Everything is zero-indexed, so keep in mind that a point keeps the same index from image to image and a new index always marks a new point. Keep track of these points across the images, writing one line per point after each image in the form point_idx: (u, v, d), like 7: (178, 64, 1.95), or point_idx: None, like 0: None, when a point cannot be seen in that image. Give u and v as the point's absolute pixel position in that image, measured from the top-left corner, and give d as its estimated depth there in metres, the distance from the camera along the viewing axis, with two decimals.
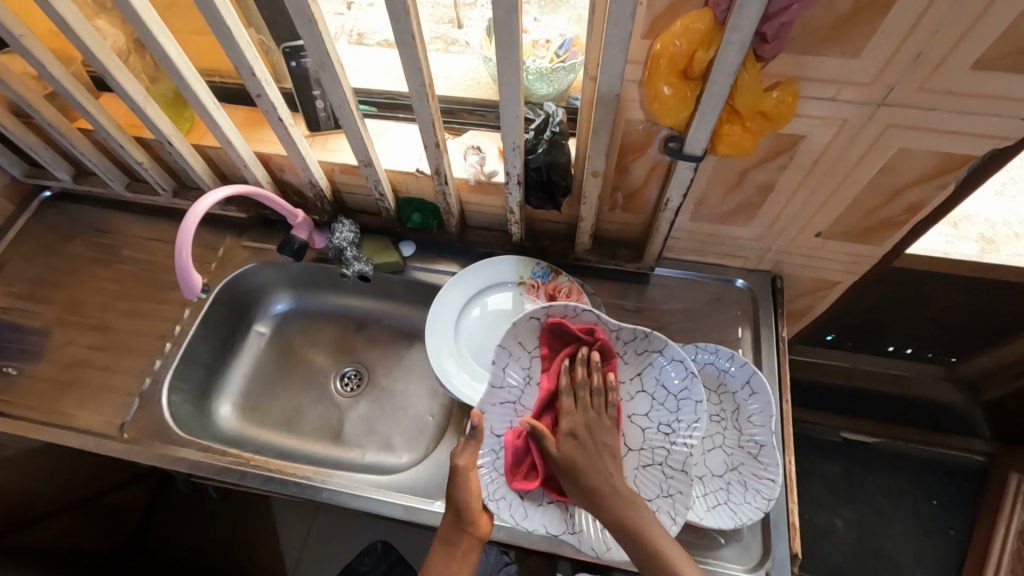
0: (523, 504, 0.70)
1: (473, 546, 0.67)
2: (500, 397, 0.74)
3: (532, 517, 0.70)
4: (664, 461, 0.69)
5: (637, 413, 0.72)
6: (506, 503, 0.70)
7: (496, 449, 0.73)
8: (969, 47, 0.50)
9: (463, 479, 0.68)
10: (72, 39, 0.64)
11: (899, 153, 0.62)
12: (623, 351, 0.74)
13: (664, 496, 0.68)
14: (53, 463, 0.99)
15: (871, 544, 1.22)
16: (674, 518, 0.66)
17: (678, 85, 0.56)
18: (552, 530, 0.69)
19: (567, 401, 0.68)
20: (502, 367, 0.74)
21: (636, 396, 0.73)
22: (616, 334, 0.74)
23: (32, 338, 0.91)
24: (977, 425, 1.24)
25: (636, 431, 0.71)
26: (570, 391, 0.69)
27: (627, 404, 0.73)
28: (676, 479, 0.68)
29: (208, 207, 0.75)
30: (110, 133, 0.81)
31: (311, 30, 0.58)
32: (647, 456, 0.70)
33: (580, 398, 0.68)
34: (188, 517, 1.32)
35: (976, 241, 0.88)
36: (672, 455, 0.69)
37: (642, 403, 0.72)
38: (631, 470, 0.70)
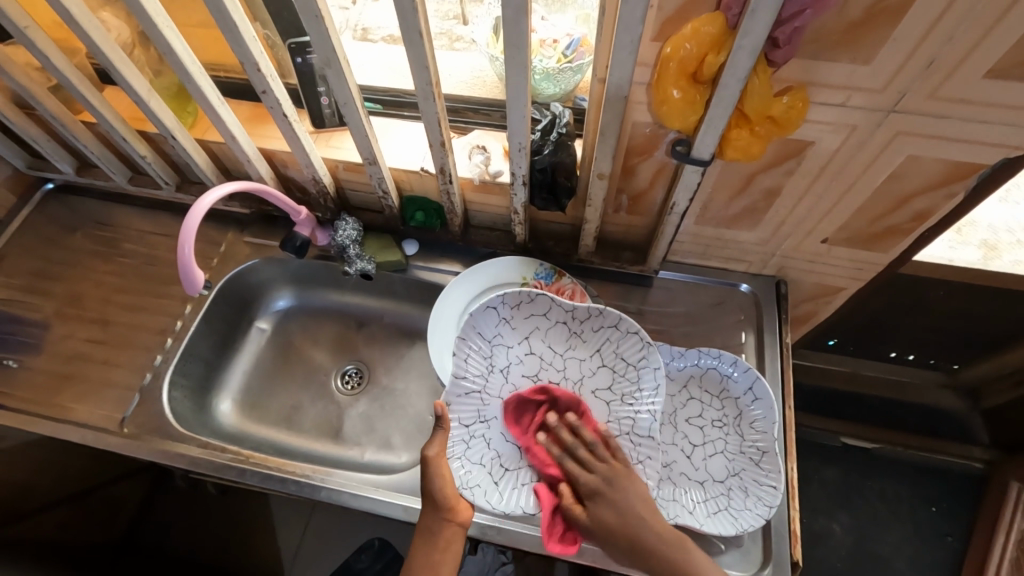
0: (498, 489, 0.71)
1: (456, 534, 0.66)
2: (464, 388, 0.74)
3: (509, 500, 0.70)
4: (631, 430, 0.70)
5: (600, 387, 0.73)
6: (481, 490, 0.71)
7: (465, 439, 0.73)
8: (983, 55, 0.49)
9: (435, 470, 0.68)
10: (77, 31, 0.64)
11: (907, 161, 0.62)
12: (580, 330, 0.74)
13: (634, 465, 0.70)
14: (51, 456, 0.99)
15: (868, 549, 1.22)
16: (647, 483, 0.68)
17: (687, 88, 0.56)
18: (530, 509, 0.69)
19: (572, 464, 0.68)
20: (464, 358, 0.75)
21: (598, 371, 0.74)
22: (570, 314, 0.74)
23: (33, 331, 0.90)
24: (976, 432, 1.24)
25: (600, 404, 0.73)
26: (568, 453, 0.69)
27: (589, 380, 0.74)
28: (643, 445, 0.69)
29: (210, 203, 0.74)
30: (113, 127, 0.80)
31: (318, 26, 0.58)
32: (614, 429, 0.71)
33: (585, 457, 0.68)
34: (185, 512, 1.31)
35: (979, 247, 0.87)
36: (637, 425, 0.70)
37: (603, 377, 0.73)
38: None
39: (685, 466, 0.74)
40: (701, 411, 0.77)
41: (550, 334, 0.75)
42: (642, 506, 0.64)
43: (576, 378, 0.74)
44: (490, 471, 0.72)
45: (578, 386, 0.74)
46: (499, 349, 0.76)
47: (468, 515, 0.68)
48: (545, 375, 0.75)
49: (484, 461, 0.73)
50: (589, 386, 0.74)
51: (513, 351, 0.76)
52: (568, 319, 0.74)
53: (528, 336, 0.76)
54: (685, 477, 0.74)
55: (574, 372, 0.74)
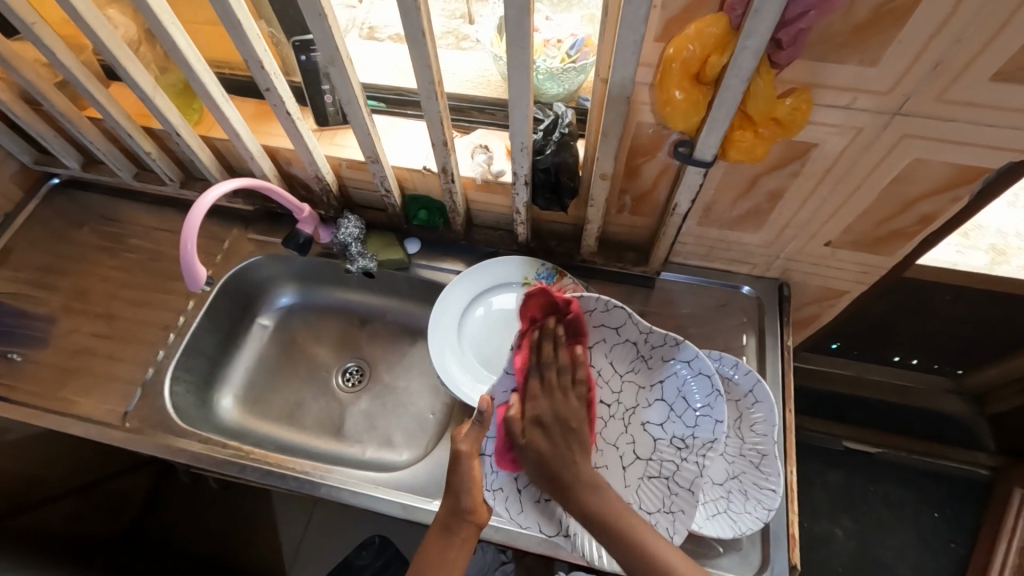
0: (519, 500, 0.70)
1: (472, 535, 0.65)
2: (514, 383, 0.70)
3: (528, 513, 0.70)
4: (672, 476, 0.66)
5: (653, 421, 0.69)
6: (502, 496, 0.70)
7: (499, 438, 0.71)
8: (991, 57, 0.49)
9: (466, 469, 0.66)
10: (83, 28, 0.64)
11: (913, 164, 0.61)
12: (648, 355, 0.69)
13: (665, 511, 0.66)
14: (56, 448, 1.00)
15: (870, 554, 1.21)
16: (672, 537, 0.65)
17: (690, 89, 0.55)
18: (547, 527, 0.69)
19: (536, 382, 0.67)
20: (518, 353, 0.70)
21: (656, 404, 0.69)
22: (644, 336, 0.68)
23: (39, 324, 0.91)
24: (983, 438, 1.23)
25: (648, 439, 0.68)
26: (539, 370, 0.68)
27: (643, 411, 0.69)
28: (681, 496, 0.65)
29: (213, 200, 0.74)
30: (119, 123, 0.81)
31: (321, 24, 0.58)
32: (655, 468, 0.67)
33: (550, 380, 0.67)
34: (189, 507, 1.32)
35: (986, 251, 0.87)
36: (681, 473, 0.66)
37: (660, 412, 0.68)
38: (635, 479, 0.68)
39: None
40: None
41: (615, 351, 0.70)
42: (579, 447, 0.65)
43: (629, 406, 0.70)
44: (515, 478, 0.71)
45: (629, 416, 0.70)
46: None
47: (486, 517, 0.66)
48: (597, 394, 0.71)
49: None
50: (640, 417, 0.69)
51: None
52: (639, 341, 0.68)
53: (590, 348, 0.71)
54: None
55: (630, 398, 0.70)
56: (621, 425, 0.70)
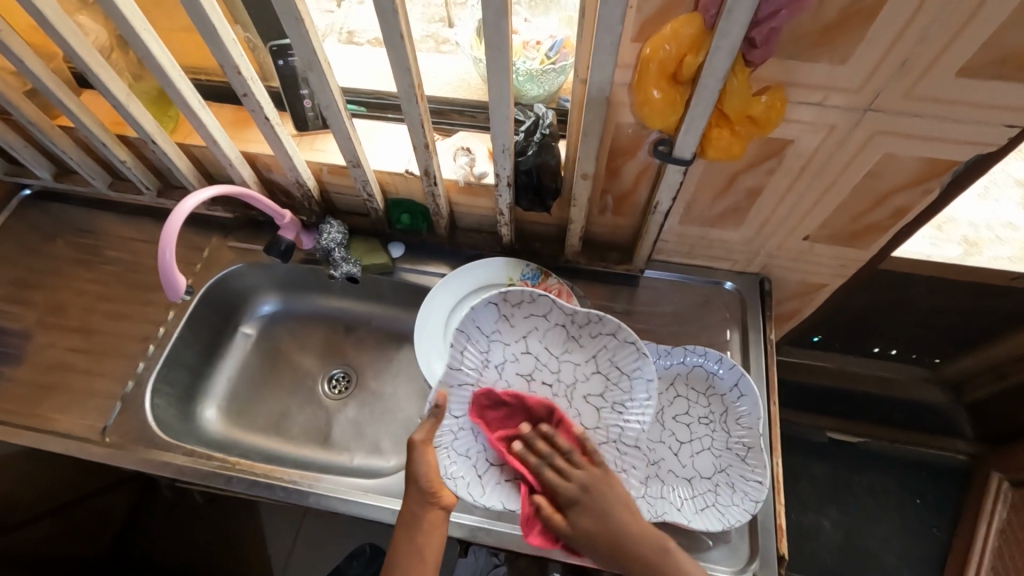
0: (482, 482, 0.71)
1: (440, 520, 0.67)
2: (459, 380, 0.73)
3: (491, 493, 0.70)
4: (618, 438, 0.73)
5: (592, 393, 0.73)
6: (464, 482, 0.70)
7: (454, 430, 0.73)
8: (956, 53, 0.50)
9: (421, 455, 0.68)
10: (52, 34, 0.63)
11: (885, 159, 0.63)
12: (579, 334, 0.73)
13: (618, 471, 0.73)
14: (32, 467, 0.97)
15: (857, 544, 1.23)
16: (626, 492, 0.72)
17: (667, 89, 0.56)
18: (510, 503, 0.70)
19: (551, 473, 0.67)
20: (461, 350, 0.73)
21: (591, 377, 0.74)
22: (570, 317, 0.73)
23: (13, 340, 0.89)
24: (961, 426, 1.26)
25: (591, 410, 0.73)
26: (547, 461, 0.68)
27: (582, 386, 0.74)
28: (630, 455, 0.72)
29: (192, 207, 0.73)
30: (92, 131, 0.79)
31: (298, 29, 0.57)
32: (602, 435, 0.73)
33: (563, 465, 0.67)
34: (173, 523, 1.29)
35: (960, 243, 0.89)
36: (625, 434, 0.72)
37: (597, 384, 0.73)
38: None
39: (672, 463, 0.75)
40: (689, 408, 0.77)
41: (549, 335, 0.74)
42: (622, 508, 0.65)
43: (568, 383, 0.74)
44: (476, 464, 0.72)
45: (569, 391, 0.74)
46: (494, 345, 0.74)
47: (452, 500, 0.68)
48: (538, 377, 0.74)
49: (470, 454, 0.72)
50: (580, 390, 0.74)
51: (509, 348, 0.74)
52: (568, 323, 0.73)
53: (526, 335, 0.74)
54: (673, 474, 0.74)
55: (568, 376, 0.74)
56: (564, 403, 0.74)
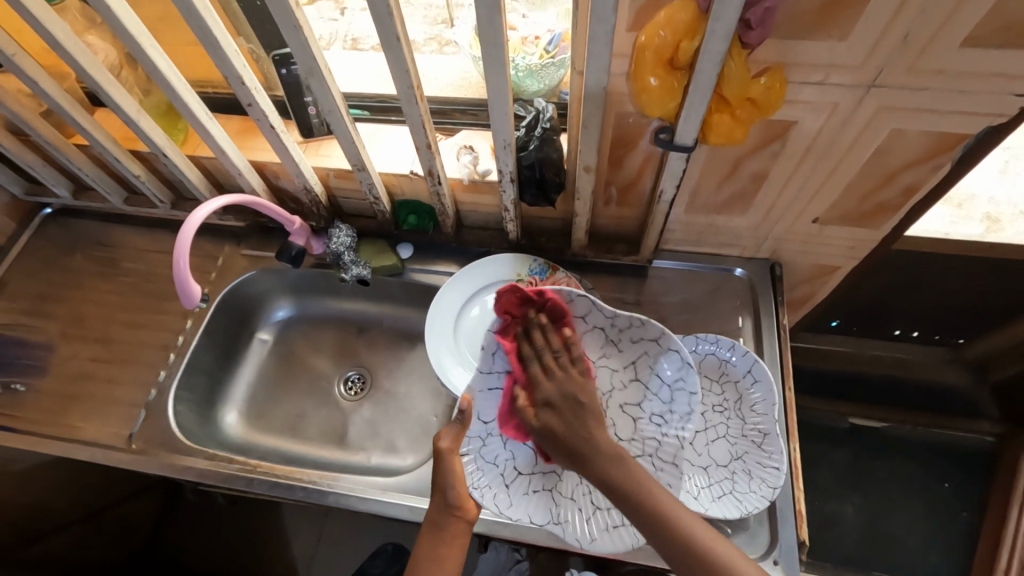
0: (508, 493, 0.71)
1: (462, 533, 0.67)
2: (490, 382, 0.72)
3: (517, 506, 0.71)
4: (655, 452, 0.69)
5: (629, 402, 0.71)
6: (490, 492, 0.71)
7: (482, 435, 0.73)
8: (959, 23, 0.50)
9: (448, 466, 0.68)
10: (63, 56, 0.65)
11: (891, 136, 0.62)
12: (618, 339, 0.72)
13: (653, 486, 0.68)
14: (63, 475, 1.00)
15: (882, 530, 1.21)
16: None
17: (664, 76, 0.56)
18: (536, 518, 0.70)
19: (535, 367, 0.67)
20: (494, 352, 0.72)
21: (630, 384, 0.72)
22: (610, 321, 0.71)
23: (39, 353, 0.92)
24: (985, 407, 1.22)
25: (626, 420, 0.71)
26: (535, 355, 0.68)
27: (618, 393, 0.72)
28: (668, 471, 0.67)
29: (203, 217, 0.75)
30: (106, 148, 0.82)
31: (297, 37, 0.58)
32: (638, 447, 0.70)
33: (551, 365, 0.67)
34: (199, 526, 1.32)
35: (981, 221, 0.87)
36: (663, 447, 0.68)
37: (635, 393, 0.72)
38: None
39: (688, 453, 0.75)
40: (702, 397, 0.77)
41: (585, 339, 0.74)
42: (595, 420, 0.63)
43: (605, 390, 0.73)
44: (502, 473, 0.72)
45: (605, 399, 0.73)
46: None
47: (476, 512, 0.68)
48: None
49: (496, 462, 0.73)
50: (617, 400, 0.72)
51: None
52: (607, 327, 0.72)
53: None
54: (689, 464, 0.74)
55: (605, 382, 0.73)
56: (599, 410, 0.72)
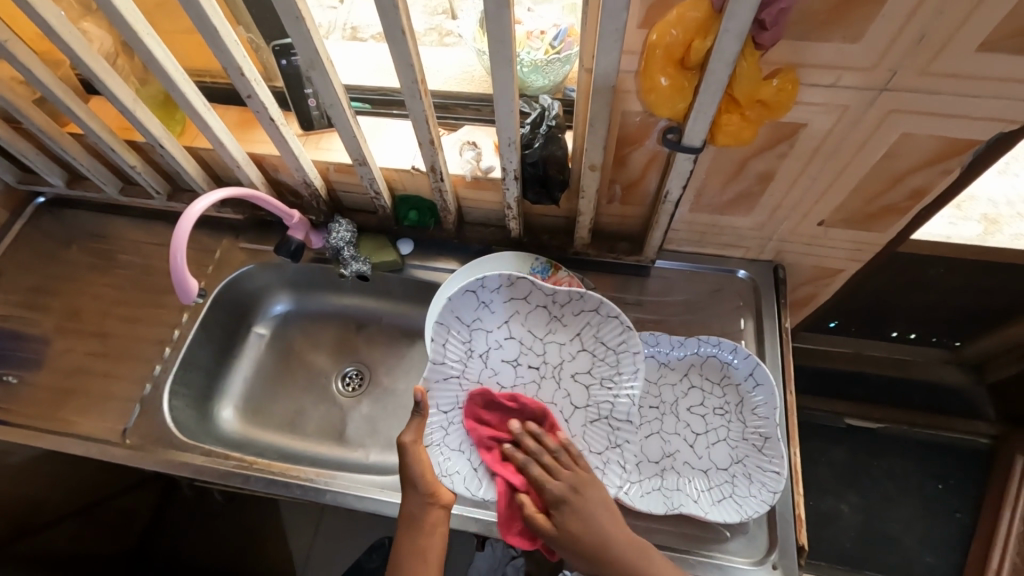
0: (478, 475, 0.72)
1: (441, 519, 0.67)
2: (443, 373, 0.75)
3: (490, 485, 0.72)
4: (609, 414, 0.73)
5: (579, 370, 0.75)
6: (461, 477, 0.72)
7: (443, 426, 0.74)
8: (974, 28, 0.49)
9: (413, 456, 0.68)
10: (56, 43, 0.63)
11: (901, 139, 0.61)
12: (561, 314, 0.76)
13: (613, 447, 0.72)
14: (58, 468, 0.99)
15: (878, 531, 1.22)
16: (624, 466, 0.71)
17: (674, 75, 0.55)
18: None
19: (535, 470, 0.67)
20: (443, 344, 0.75)
21: (578, 355, 0.76)
22: (551, 297, 0.75)
23: (33, 345, 0.90)
24: (983, 407, 1.24)
25: (580, 388, 0.75)
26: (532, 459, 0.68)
27: (569, 364, 0.76)
28: (623, 430, 0.72)
29: (200, 211, 0.73)
30: (101, 138, 0.80)
31: (299, 27, 0.57)
32: (594, 412, 0.74)
33: (550, 465, 0.67)
34: (195, 519, 1.32)
35: (980, 221, 0.87)
36: (616, 409, 0.73)
37: (584, 361, 0.75)
38: (578, 428, 0.74)
39: (687, 455, 0.74)
40: (703, 399, 0.76)
41: (531, 317, 0.76)
42: (604, 511, 0.64)
43: (556, 362, 0.76)
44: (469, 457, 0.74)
45: (557, 371, 0.76)
46: (479, 334, 0.77)
47: (451, 496, 0.69)
48: (525, 360, 0.77)
49: (463, 448, 0.74)
50: (568, 370, 0.76)
51: (492, 335, 0.77)
52: (549, 303, 0.75)
53: (508, 320, 0.77)
54: (688, 465, 0.74)
55: (555, 356, 0.76)
56: (553, 383, 0.76)
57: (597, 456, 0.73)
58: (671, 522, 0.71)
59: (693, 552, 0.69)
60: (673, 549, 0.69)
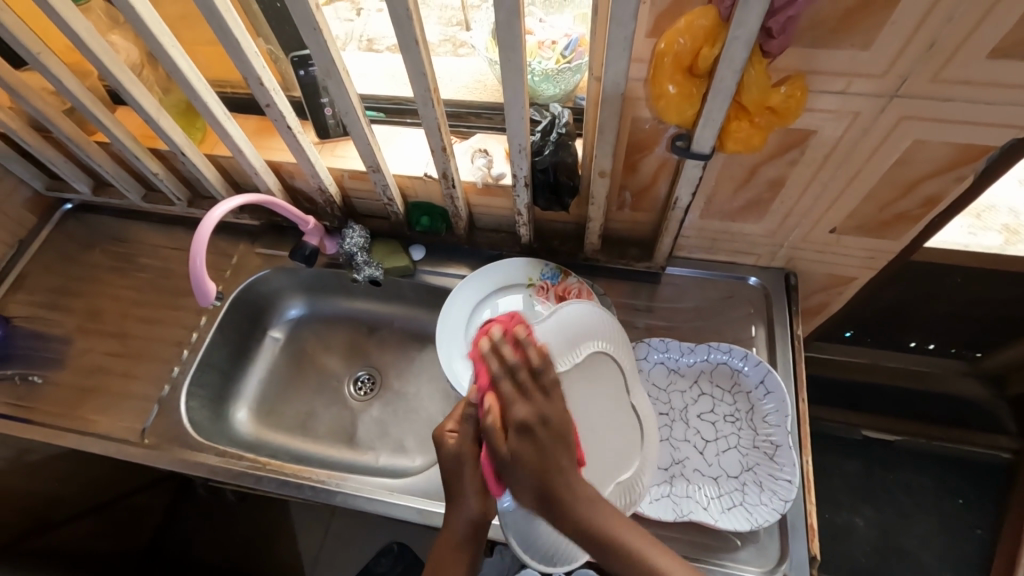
0: None
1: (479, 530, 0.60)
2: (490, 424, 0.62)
3: None
4: (736, 444, 0.74)
5: (705, 410, 0.77)
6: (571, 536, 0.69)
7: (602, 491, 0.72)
8: (986, 34, 0.49)
9: (469, 466, 0.59)
10: (87, 53, 0.66)
11: (913, 146, 0.61)
12: (678, 365, 0.78)
13: (747, 470, 0.72)
14: (73, 468, 1.01)
15: (894, 544, 1.19)
16: (763, 487, 0.70)
17: (682, 83, 0.55)
18: None
19: (507, 388, 0.55)
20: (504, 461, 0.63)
21: (700, 398, 0.77)
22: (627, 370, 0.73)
23: (55, 346, 0.93)
24: (1003, 420, 1.20)
25: (709, 426, 0.76)
26: (507, 373, 0.56)
27: (693, 406, 0.77)
28: (755, 453, 0.72)
29: (222, 214, 0.75)
30: (125, 145, 0.83)
31: (316, 38, 0.58)
32: (724, 443, 0.74)
33: (524, 384, 0.55)
34: (208, 520, 1.34)
35: (999, 232, 0.86)
36: (723, 435, 0.75)
37: (706, 403, 0.77)
38: (713, 458, 0.74)
39: (698, 462, 0.74)
40: (713, 406, 0.77)
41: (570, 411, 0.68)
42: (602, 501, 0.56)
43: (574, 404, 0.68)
44: None
45: (684, 414, 0.77)
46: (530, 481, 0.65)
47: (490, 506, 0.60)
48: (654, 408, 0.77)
49: None
50: (693, 410, 0.77)
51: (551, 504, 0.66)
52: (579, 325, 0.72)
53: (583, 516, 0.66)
54: (698, 473, 0.74)
55: (679, 401, 0.78)
56: (682, 425, 0.76)
57: (733, 480, 0.72)
58: (682, 530, 0.70)
59: (703, 560, 0.68)
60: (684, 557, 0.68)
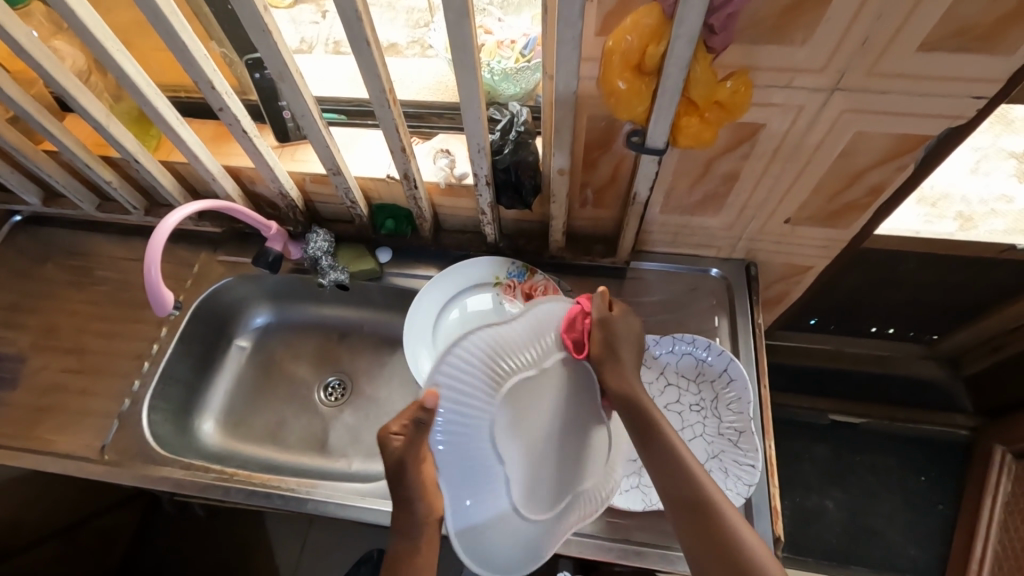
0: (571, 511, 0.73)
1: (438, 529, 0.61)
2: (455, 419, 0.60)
3: None
4: (702, 433, 0.76)
5: (671, 401, 0.78)
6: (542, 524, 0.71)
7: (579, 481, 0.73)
8: (914, 29, 0.51)
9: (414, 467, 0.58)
10: (27, 60, 0.63)
11: (856, 137, 0.63)
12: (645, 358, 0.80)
13: (713, 457, 0.74)
14: (35, 491, 0.98)
15: (863, 524, 1.23)
16: (728, 473, 0.72)
17: (632, 80, 0.56)
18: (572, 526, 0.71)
19: None
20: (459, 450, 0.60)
21: (667, 389, 0.79)
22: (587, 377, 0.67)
23: (8, 365, 0.90)
24: (960, 399, 1.26)
25: (675, 417, 0.77)
26: None
27: (660, 397, 0.79)
28: (720, 440, 0.74)
29: (176, 222, 0.74)
30: (75, 154, 0.80)
31: (266, 40, 0.58)
32: (690, 433, 0.76)
33: None
34: (181, 537, 1.31)
35: (954, 219, 0.89)
36: (689, 425, 0.76)
37: (672, 393, 0.78)
38: None
39: None
40: (679, 396, 0.78)
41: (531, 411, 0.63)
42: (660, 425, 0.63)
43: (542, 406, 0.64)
44: None
45: None
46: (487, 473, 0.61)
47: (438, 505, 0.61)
48: None
49: None
50: (660, 402, 0.78)
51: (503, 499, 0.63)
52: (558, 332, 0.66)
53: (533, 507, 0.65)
54: None
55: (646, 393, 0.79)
56: None
57: None
58: (653, 520, 0.71)
59: (672, 547, 0.70)
60: (653, 545, 0.70)
